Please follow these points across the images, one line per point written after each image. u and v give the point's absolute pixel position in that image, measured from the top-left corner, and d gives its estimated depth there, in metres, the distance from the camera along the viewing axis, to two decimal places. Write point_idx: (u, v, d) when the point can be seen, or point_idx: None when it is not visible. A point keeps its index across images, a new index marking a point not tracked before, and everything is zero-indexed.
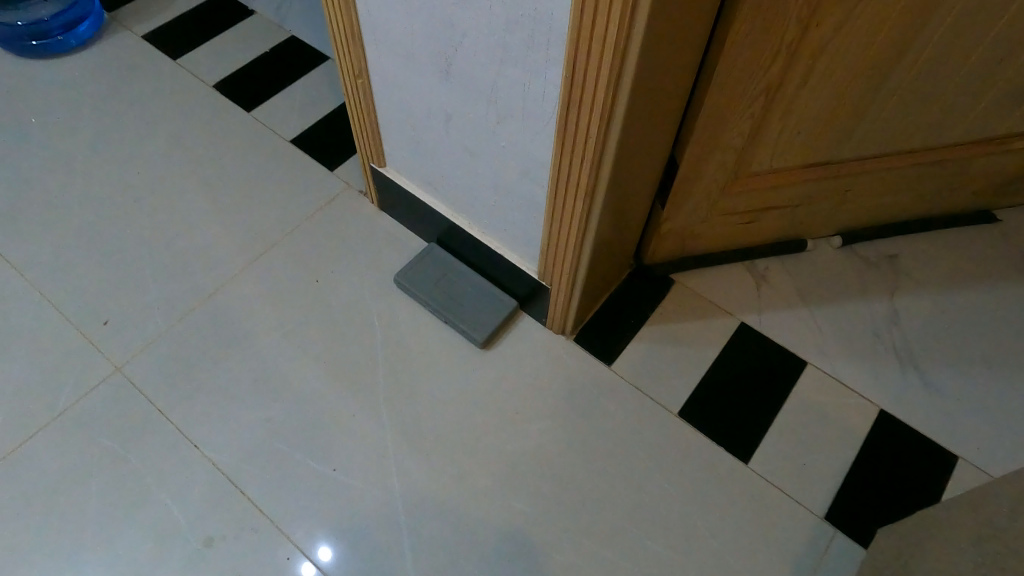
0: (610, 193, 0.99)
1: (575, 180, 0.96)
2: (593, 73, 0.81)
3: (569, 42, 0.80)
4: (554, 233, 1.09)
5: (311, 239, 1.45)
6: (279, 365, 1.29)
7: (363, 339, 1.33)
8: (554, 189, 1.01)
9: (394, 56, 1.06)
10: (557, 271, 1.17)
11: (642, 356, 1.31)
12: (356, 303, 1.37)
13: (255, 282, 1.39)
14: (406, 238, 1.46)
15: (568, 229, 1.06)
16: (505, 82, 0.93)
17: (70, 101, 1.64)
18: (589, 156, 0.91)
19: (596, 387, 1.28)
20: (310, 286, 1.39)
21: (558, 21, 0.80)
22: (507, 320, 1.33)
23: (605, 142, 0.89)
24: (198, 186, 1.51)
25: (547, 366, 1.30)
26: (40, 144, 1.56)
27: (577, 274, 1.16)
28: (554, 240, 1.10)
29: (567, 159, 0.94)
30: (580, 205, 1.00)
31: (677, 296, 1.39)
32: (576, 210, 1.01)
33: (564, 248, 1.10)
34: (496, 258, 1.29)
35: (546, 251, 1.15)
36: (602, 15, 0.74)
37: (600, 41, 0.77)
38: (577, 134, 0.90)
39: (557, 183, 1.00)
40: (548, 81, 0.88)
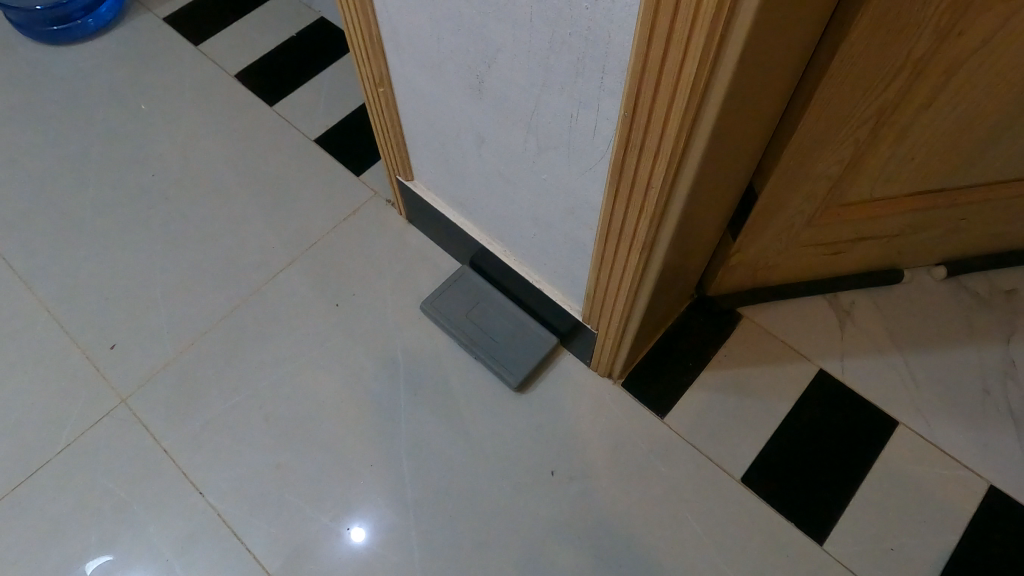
0: (673, 245, 0.81)
1: (630, 233, 0.78)
2: (660, 118, 0.62)
3: (631, 75, 0.60)
4: (603, 282, 0.91)
5: (334, 255, 1.32)
6: (292, 401, 1.17)
7: (384, 375, 1.19)
8: (604, 237, 0.83)
9: (417, 64, 0.89)
10: (605, 319, 1.00)
11: (701, 407, 1.14)
12: (379, 331, 1.24)
13: (272, 304, 1.27)
14: (437, 257, 1.31)
15: (620, 281, 0.88)
16: (547, 108, 0.75)
17: (85, 94, 1.53)
18: (649, 209, 0.72)
19: (646, 443, 1.12)
20: (329, 311, 1.26)
21: (617, 45, 0.61)
22: (546, 359, 1.17)
23: (671, 196, 0.70)
24: (215, 192, 1.39)
25: (591, 414, 1.14)
26: (52, 141, 1.46)
27: (629, 325, 0.99)
28: (603, 288, 0.93)
29: (621, 208, 0.76)
30: (636, 258, 0.82)
31: (744, 335, 1.20)
32: (631, 264, 0.83)
33: (614, 299, 0.93)
34: (532, 290, 1.13)
35: (592, 298, 0.98)
36: (678, 46, 0.55)
37: (671, 78, 0.58)
38: (634, 183, 0.71)
39: (607, 230, 0.82)
40: (602, 117, 0.69)
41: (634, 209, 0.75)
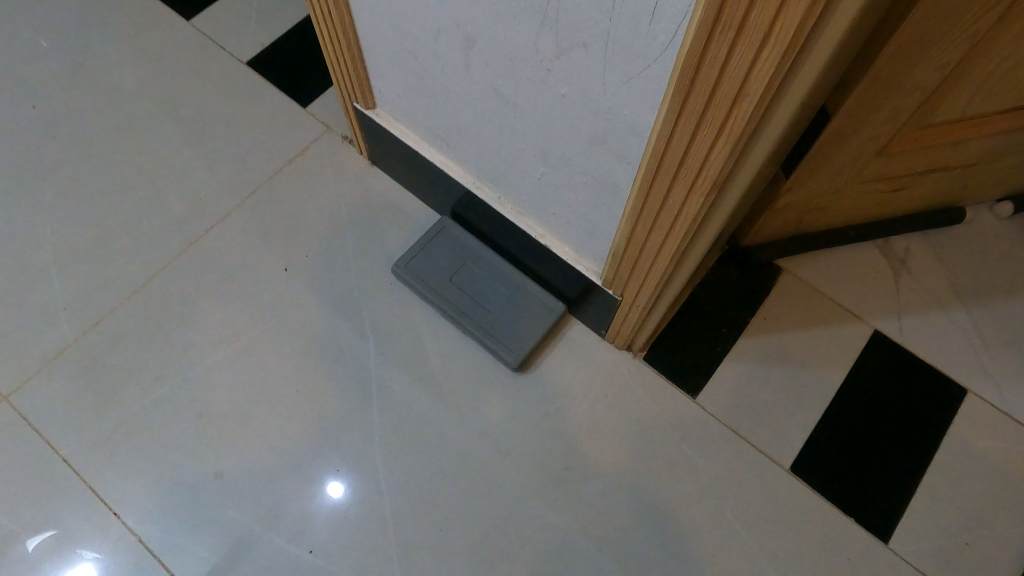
0: (748, 180, 0.58)
1: (695, 166, 0.55)
2: None
3: None
4: (642, 234, 0.69)
5: (279, 207, 1.06)
6: (232, 392, 0.93)
7: (349, 355, 0.96)
8: (652, 173, 0.60)
9: None
10: (636, 282, 0.78)
11: (738, 384, 0.95)
12: (340, 301, 1.00)
13: (202, 271, 1.01)
14: (409, 207, 1.07)
15: (668, 232, 0.66)
16: None
17: None
18: (732, 128, 0.50)
19: (675, 429, 0.92)
20: (276, 277, 1.01)
21: None
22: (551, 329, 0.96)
23: (770, 106, 0.47)
24: (121, 128, 1.10)
25: (607, 396, 0.94)
26: None
27: (668, 287, 0.77)
28: (639, 243, 0.71)
29: (687, 127, 0.53)
30: (699, 199, 0.59)
31: (784, 294, 1.01)
32: (689, 207, 0.61)
33: (653, 256, 0.71)
34: (533, 245, 0.90)
35: (620, 256, 0.75)
36: None
37: None
38: (717, 85, 0.48)
39: (656, 163, 0.59)
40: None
41: (709, 126, 0.51)
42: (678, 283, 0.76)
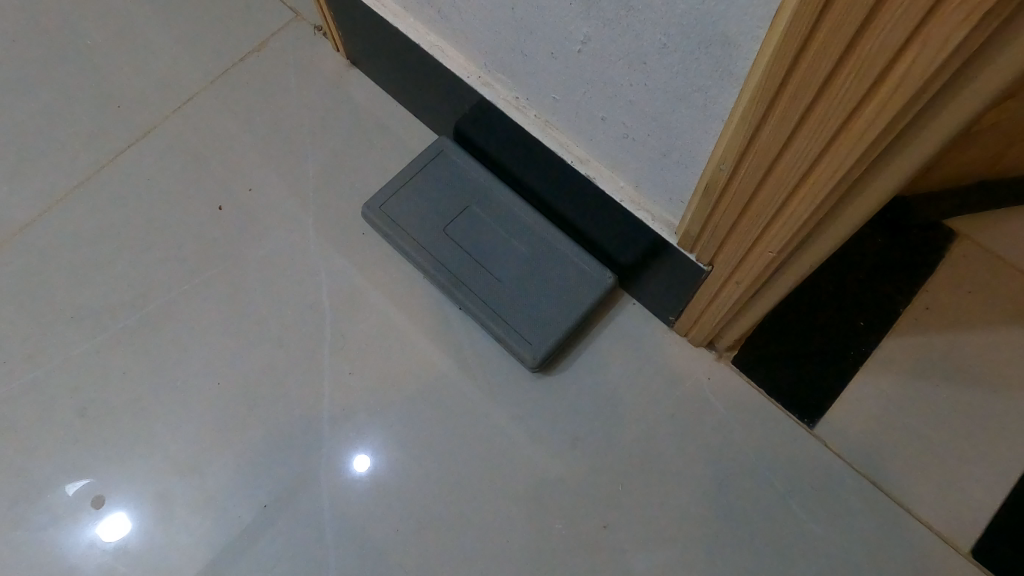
0: None
1: None
2: None
3: None
4: (787, 123, 0.34)
5: (219, 122, 0.76)
6: (128, 380, 0.65)
7: (297, 334, 0.66)
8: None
9: None
10: (750, 232, 0.43)
11: (882, 411, 0.61)
12: (292, 256, 0.69)
13: (107, 206, 0.72)
14: (398, 125, 0.75)
15: (852, 111, 0.31)
16: None
17: None
18: None
19: (780, 475, 0.59)
20: (206, 218, 0.71)
21: None
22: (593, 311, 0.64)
23: None
24: (22, 12, 0.81)
25: (674, 417, 0.62)
26: None
27: (810, 246, 0.42)
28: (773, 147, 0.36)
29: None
30: (966, 8, 0.24)
31: (959, 272, 0.65)
32: (932, 36, 0.25)
33: (795, 179, 0.37)
34: (569, 179, 0.57)
35: (729, 178, 0.41)
36: None
37: None
38: None
39: None
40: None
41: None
42: (834, 239, 0.41)
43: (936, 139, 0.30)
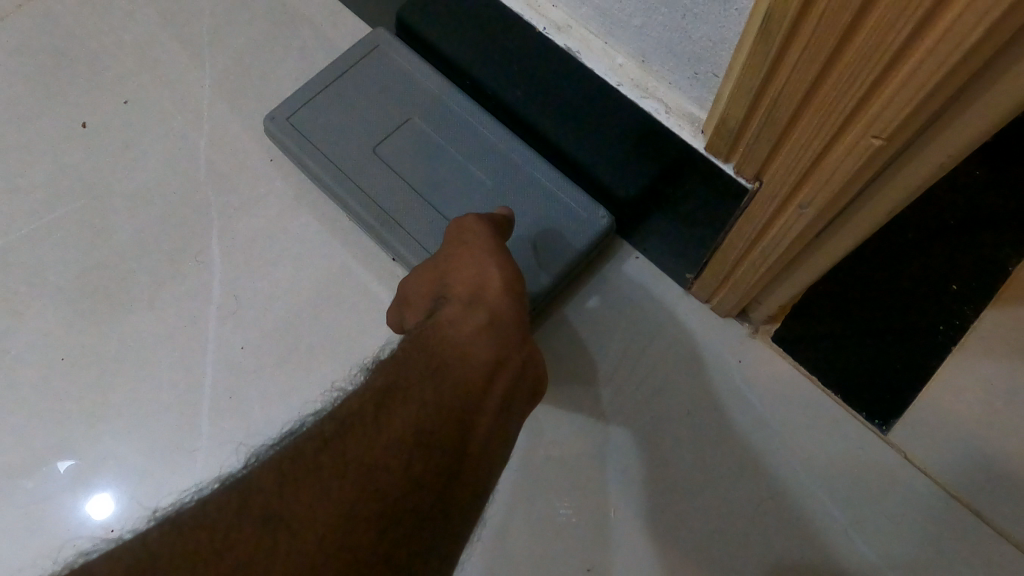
0: None
1: None
2: None
3: None
4: None
5: (89, 14, 0.57)
6: None
7: (173, 294, 0.48)
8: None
9: None
10: (845, 92, 0.24)
11: (989, 409, 0.42)
12: (172, 188, 0.51)
13: None
14: (325, 20, 0.56)
15: None
16: None
17: None
18: None
19: (844, 503, 0.41)
20: (62, 138, 0.52)
21: None
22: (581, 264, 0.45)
23: None
24: None
25: (693, 414, 0.44)
26: None
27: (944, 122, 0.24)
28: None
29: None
30: None
31: None
32: None
33: None
34: (542, 63, 0.38)
35: None
36: None
37: None
38: None
39: None
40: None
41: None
42: (1013, 97, 0.22)
43: None
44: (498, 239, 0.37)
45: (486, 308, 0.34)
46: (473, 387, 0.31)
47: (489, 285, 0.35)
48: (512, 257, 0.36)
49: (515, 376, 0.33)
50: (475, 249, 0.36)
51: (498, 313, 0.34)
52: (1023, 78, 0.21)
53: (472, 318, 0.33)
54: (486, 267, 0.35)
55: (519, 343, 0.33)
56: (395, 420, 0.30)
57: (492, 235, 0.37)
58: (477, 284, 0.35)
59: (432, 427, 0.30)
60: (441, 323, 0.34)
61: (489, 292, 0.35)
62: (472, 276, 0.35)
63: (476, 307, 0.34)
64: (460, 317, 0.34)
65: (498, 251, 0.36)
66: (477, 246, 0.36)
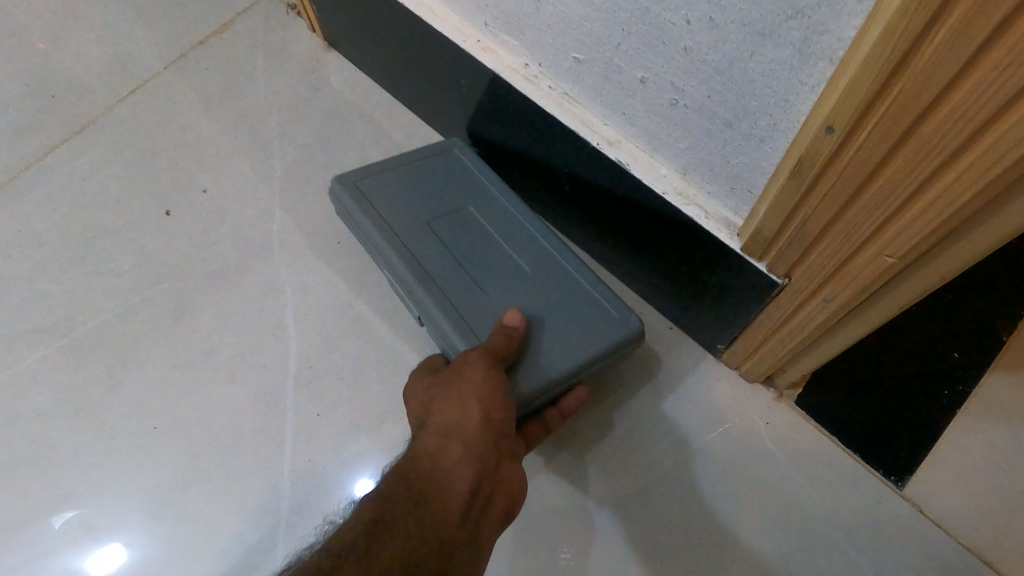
0: None
1: None
2: None
3: None
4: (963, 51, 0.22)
5: (173, 111, 0.64)
6: (41, 422, 0.52)
7: (253, 363, 0.53)
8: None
9: None
10: (858, 228, 0.31)
11: (994, 466, 0.47)
12: (250, 270, 0.57)
13: (36, 209, 0.60)
14: (383, 116, 0.63)
15: None
16: None
17: None
18: None
19: (869, 553, 0.45)
20: (152, 224, 0.59)
21: None
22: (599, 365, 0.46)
23: None
24: None
25: (728, 471, 0.48)
26: None
27: (946, 246, 0.29)
28: (927, 91, 0.24)
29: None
30: None
31: None
32: None
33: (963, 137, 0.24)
34: (591, 167, 0.44)
35: (838, 149, 0.28)
36: None
37: None
38: None
39: None
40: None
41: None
42: (978, 246, 0.29)
43: None
44: (493, 367, 0.41)
45: (462, 441, 0.38)
46: (447, 519, 0.35)
47: (469, 420, 0.39)
48: (501, 390, 0.40)
49: (479, 512, 0.36)
50: (466, 378, 0.40)
51: (472, 449, 0.38)
52: (986, 233, 0.28)
53: (449, 451, 0.37)
54: (471, 401, 0.39)
55: (487, 482, 0.37)
56: (385, 545, 0.32)
57: (488, 363, 0.41)
58: (460, 417, 0.39)
59: (409, 559, 0.32)
60: (423, 452, 0.38)
61: (469, 426, 0.39)
62: (457, 406, 0.39)
63: (454, 441, 0.38)
64: (440, 452, 0.37)
65: (488, 387, 0.40)
66: (468, 378, 0.40)
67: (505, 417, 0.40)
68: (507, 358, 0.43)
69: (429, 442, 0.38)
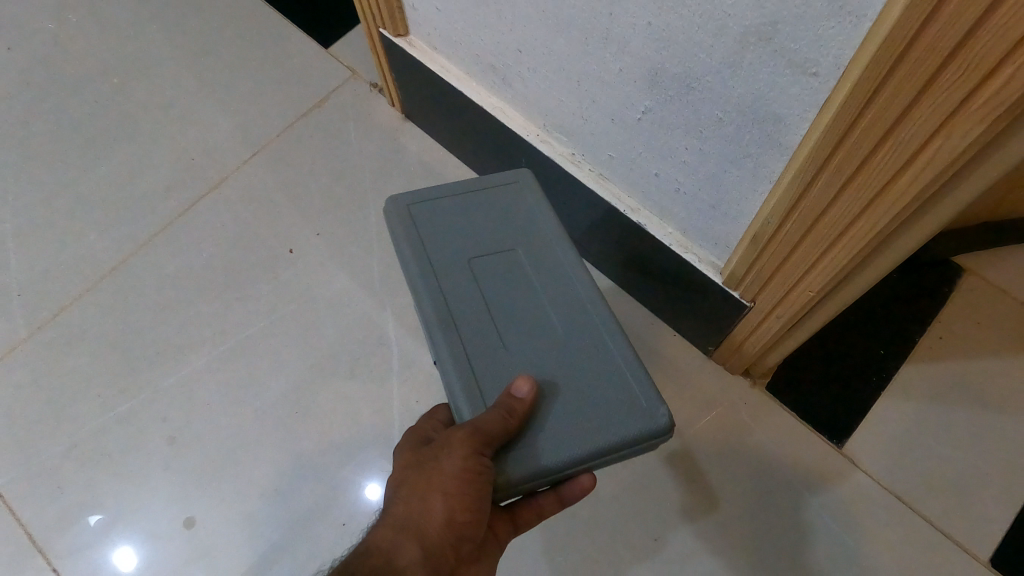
0: None
1: (980, 57, 0.28)
2: None
3: None
4: (829, 192, 0.41)
5: (287, 172, 0.83)
6: (214, 410, 0.72)
7: (367, 366, 0.73)
8: (890, 60, 0.32)
9: None
10: (789, 276, 0.50)
11: (905, 431, 0.66)
12: (358, 295, 0.77)
13: (190, 250, 0.79)
14: (450, 173, 0.82)
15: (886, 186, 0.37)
16: None
17: None
18: None
19: (812, 491, 0.64)
20: (279, 260, 0.79)
21: None
22: (597, 461, 0.47)
23: None
24: (107, 73, 0.90)
25: (716, 437, 0.67)
26: None
27: (846, 284, 0.47)
28: (814, 209, 0.42)
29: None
30: (978, 113, 0.30)
31: (969, 305, 0.72)
32: (953, 133, 0.32)
33: (835, 235, 0.43)
34: (619, 224, 0.63)
35: (774, 232, 0.47)
36: None
37: None
38: None
39: (893, 59, 0.31)
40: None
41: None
42: (858, 289, 0.47)
43: (950, 213, 0.37)
44: (476, 461, 0.43)
45: (421, 542, 0.43)
46: None
47: (434, 519, 0.43)
48: (476, 487, 0.43)
49: None
50: (442, 471, 0.43)
51: (431, 548, 0.43)
52: (860, 283, 0.47)
53: (410, 548, 0.43)
54: (439, 500, 0.43)
55: None
56: None
57: (472, 455, 0.43)
58: (427, 511, 0.43)
59: None
60: (378, 548, 0.43)
61: (430, 528, 0.43)
62: (423, 503, 0.43)
63: (416, 539, 0.43)
64: (401, 548, 0.43)
65: (460, 486, 0.43)
66: (444, 467, 0.43)
67: (469, 519, 0.43)
68: (500, 442, 0.44)
69: (389, 537, 0.43)
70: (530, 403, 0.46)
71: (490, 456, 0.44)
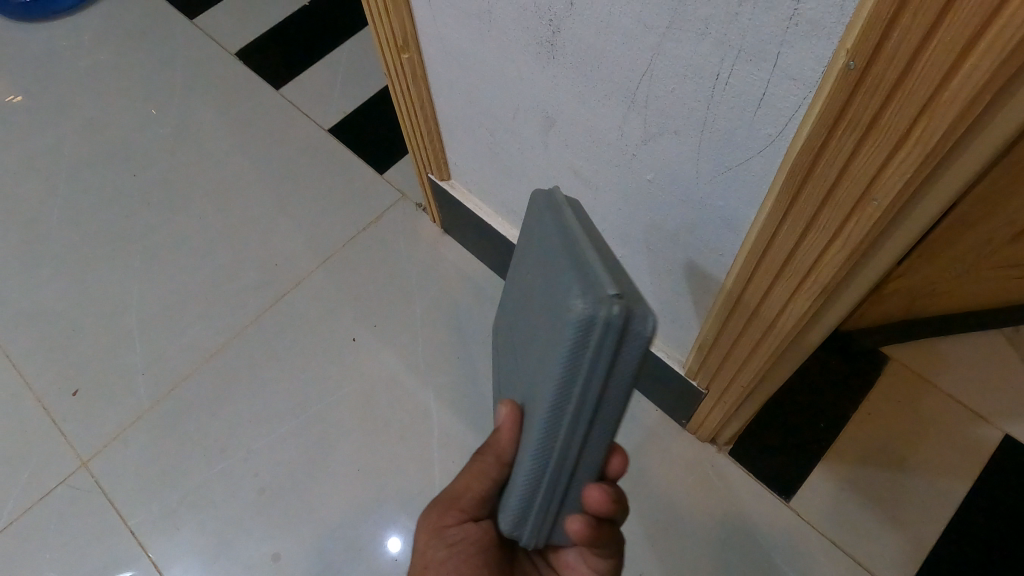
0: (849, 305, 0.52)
1: (790, 281, 0.50)
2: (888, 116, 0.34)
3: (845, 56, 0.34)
4: (734, 332, 0.62)
5: (351, 275, 1.05)
6: (293, 467, 0.91)
7: (413, 432, 0.93)
8: (748, 272, 0.53)
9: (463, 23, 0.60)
10: (723, 376, 0.70)
11: (839, 489, 0.84)
12: (406, 375, 0.97)
13: (273, 338, 1.01)
14: (479, 277, 1.03)
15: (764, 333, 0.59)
16: (676, 81, 0.46)
17: (72, 87, 1.30)
18: (833, 247, 0.44)
19: (765, 535, 0.82)
20: (344, 347, 0.99)
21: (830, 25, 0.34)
22: (558, 448, 0.40)
23: (869, 232, 0.42)
24: (208, 196, 1.14)
25: (689, 493, 0.86)
26: (33, 138, 1.23)
27: (763, 383, 0.68)
28: (728, 340, 0.64)
29: (795, 211, 0.44)
30: (798, 302, 0.52)
31: (892, 388, 0.90)
32: (790, 312, 0.54)
33: (744, 355, 0.64)
34: None
35: (707, 350, 0.68)
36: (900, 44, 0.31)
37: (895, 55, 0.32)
38: (814, 217, 0.43)
39: (751, 273, 0.53)
40: (792, 28, 0.36)
41: (821, 176, 0.40)
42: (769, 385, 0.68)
43: (807, 345, 0.59)
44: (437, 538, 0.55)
45: None
46: None
47: None
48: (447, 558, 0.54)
49: None
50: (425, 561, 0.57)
51: None
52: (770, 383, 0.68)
53: None
54: None
55: None
56: None
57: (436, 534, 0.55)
58: None
59: None
60: None
61: None
62: None
63: None
64: None
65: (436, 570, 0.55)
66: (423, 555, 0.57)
67: None
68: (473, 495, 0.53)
69: None
70: (508, 433, 0.50)
71: (452, 527, 0.55)
